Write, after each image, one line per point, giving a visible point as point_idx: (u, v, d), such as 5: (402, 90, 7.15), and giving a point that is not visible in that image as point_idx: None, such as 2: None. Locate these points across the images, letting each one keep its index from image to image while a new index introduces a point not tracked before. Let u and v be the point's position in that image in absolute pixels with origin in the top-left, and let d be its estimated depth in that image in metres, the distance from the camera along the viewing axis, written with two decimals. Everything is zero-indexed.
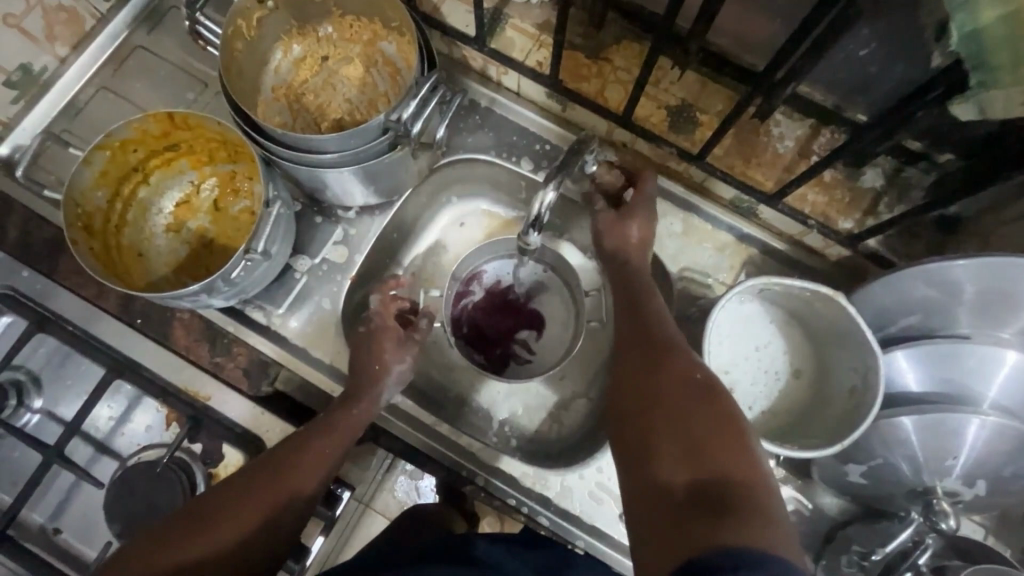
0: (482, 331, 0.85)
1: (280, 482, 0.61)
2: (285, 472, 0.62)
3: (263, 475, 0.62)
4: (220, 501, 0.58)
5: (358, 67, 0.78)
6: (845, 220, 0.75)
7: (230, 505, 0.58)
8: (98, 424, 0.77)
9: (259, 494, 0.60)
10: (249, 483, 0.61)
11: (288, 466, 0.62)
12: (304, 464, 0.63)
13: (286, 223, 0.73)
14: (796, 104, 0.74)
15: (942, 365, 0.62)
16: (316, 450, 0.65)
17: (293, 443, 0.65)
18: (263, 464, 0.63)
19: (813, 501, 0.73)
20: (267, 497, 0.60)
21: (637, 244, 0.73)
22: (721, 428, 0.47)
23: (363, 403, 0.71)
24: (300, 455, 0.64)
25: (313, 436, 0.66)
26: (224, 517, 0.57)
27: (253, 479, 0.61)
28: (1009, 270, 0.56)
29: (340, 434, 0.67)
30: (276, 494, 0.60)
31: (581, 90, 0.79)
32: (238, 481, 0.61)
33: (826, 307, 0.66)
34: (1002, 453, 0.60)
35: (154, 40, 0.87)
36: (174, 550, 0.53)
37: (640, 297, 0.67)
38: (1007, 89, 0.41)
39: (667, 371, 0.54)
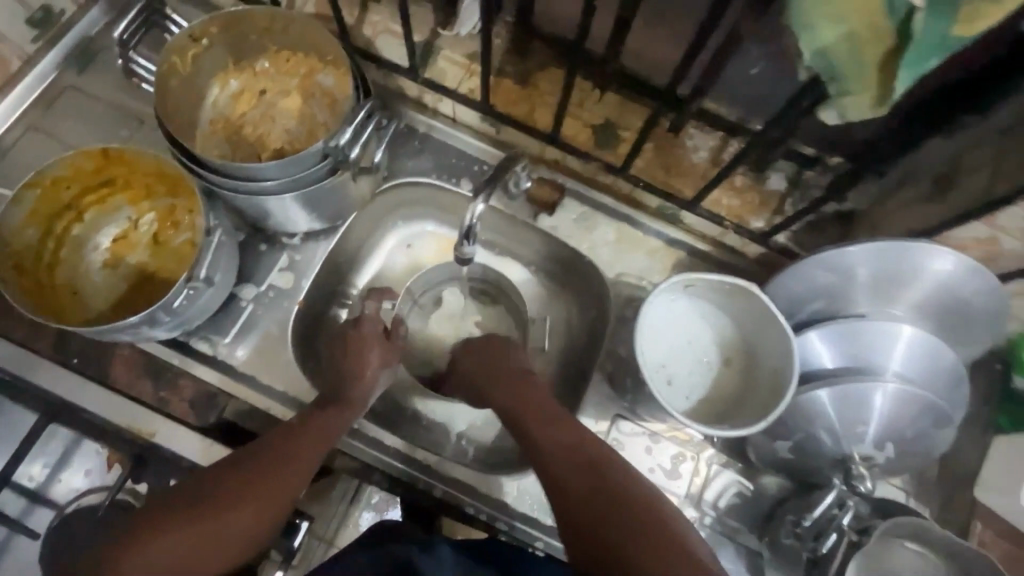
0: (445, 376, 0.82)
1: (262, 486, 0.62)
2: (266, 481, 0.62)
3: (244, 483, 0.61)
4: (198, 509, 0.58)
5: (296, 98, 0.81)
6: (757, 220, 0.82)
7: (208, 518, 0.58)
8: (32, 472, 0.74)
9: (239, 507, 0.60)
10: (230, 491, 0.60)
11: (267, 474, 0.63)
12: (286, 475, 0.64)
13: (229, 250, 0.73)
14: (705, 118, 0.82)
15: (848, 341, 0.69)
16: (303, 461, 0.65)
17: (279, 449, 0.65)
18: (240, 472, 0.62)
19: (754, 481, 0.79)
20: (250, 510, 0.60)
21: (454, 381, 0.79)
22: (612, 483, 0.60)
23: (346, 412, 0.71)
24: (279, 464, 0.64)
25: (293, 442, 0.66)
26: (200, 526, 0.57)
27: (235, 486, 0.61)
28: (890, 251, 0.66)
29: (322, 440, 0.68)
30: (258, 508, 0.61)
31: (512, 113, 0.84)
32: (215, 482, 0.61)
33: (745, 297, 0.73)
34: (904, 417, 0.67)
35: (86, 80, 0.87)
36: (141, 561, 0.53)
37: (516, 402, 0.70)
38: (858, 95, 0.48)
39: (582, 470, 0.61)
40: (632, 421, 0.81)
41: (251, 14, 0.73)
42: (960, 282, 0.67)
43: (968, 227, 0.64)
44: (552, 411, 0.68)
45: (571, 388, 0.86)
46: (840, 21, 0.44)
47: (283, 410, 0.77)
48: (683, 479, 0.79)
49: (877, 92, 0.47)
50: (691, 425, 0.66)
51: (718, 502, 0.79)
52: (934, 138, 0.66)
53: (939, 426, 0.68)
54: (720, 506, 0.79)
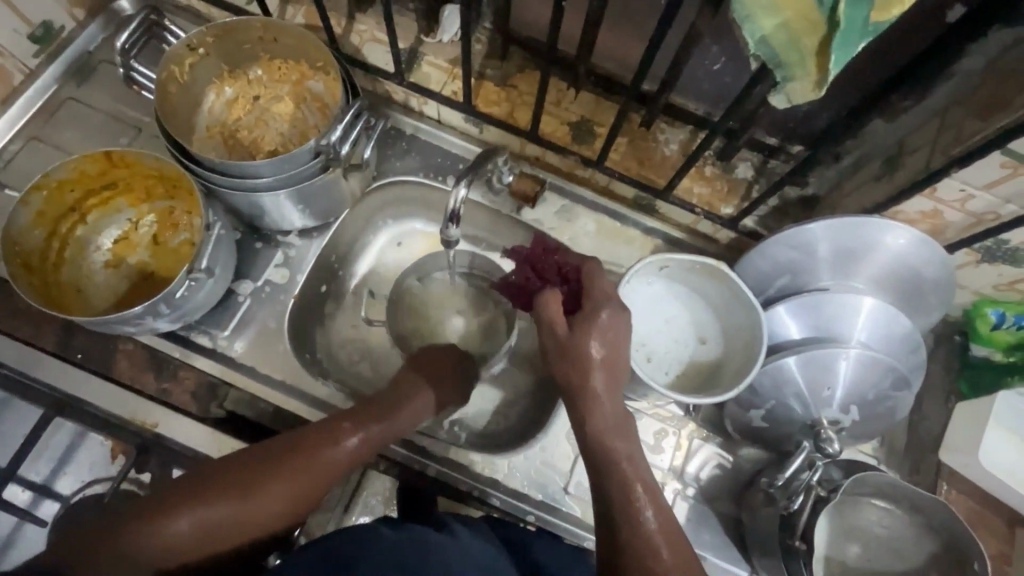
0: (551, 316, 0.65)
1: (276, 480, 0.62)
2: (298, 477, 0.63)
3: (279, 472, 0.63)
4: (232, 487, 0.61)
5: (288, 104, 0.85)
6: (727, 206, 0.87)
7: (239, 499, 0.60)
8: (38, 466, 0.77)
9: (269, 495, 0.61)
10: (264, 478, 0.62)
11: (301, 471, 0.64)
12: (318, 479, 0.64)
13: (228, 246, 0.77)
14: (674, 113, 0.87)
15: (812, 313, 0.74)
16: (319, 461, 0.65)
17: (317, 452, 0.65)
18: (277, 461, 0.63)
19: (733, 454, 0.83)
20: (277, 502, 0.62)
21: (567, 343, 0.63)
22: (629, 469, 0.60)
23: (390, 422, 0.71)
24: (314, 465, 0.64)
25: (333, 447, 0.66)
26: (231, 505, 0.60)
27: (267, 475, 0.62)
28: (848, 227, 0.71)
29: (359, 450, 0.68)
30: (287, 503, 0.62)
31: (493, 113, 0.89)
32: (227, 467, 0.62)
33: (716, 276, 0.78)
34: (866, 381, 0.72)
35: (85, 92, 0.91)
36: (172, 526, 0.57)
37: (606, 404, 0.62)
38: (801, 80, 0.53)
39: (628, 486, 0.59)
40: None
41: (244, 25, 0.78)
42: (911, 254, 0.73)
43: (913, 200, 0.69)
44: (623, 416, 0.63)
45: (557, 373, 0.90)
46: (775, 13, 0.49)
47: (281, 398, 0.81)
48: (666, 453, 0.83)
49: (817, 77, 0.52)
50: (669, 394, 0.71)
51: (700, 473, 0.83)
52: (879, 121, 0.72)
53: (899, 388, 0.73)
54: (702, 477, 0.83)
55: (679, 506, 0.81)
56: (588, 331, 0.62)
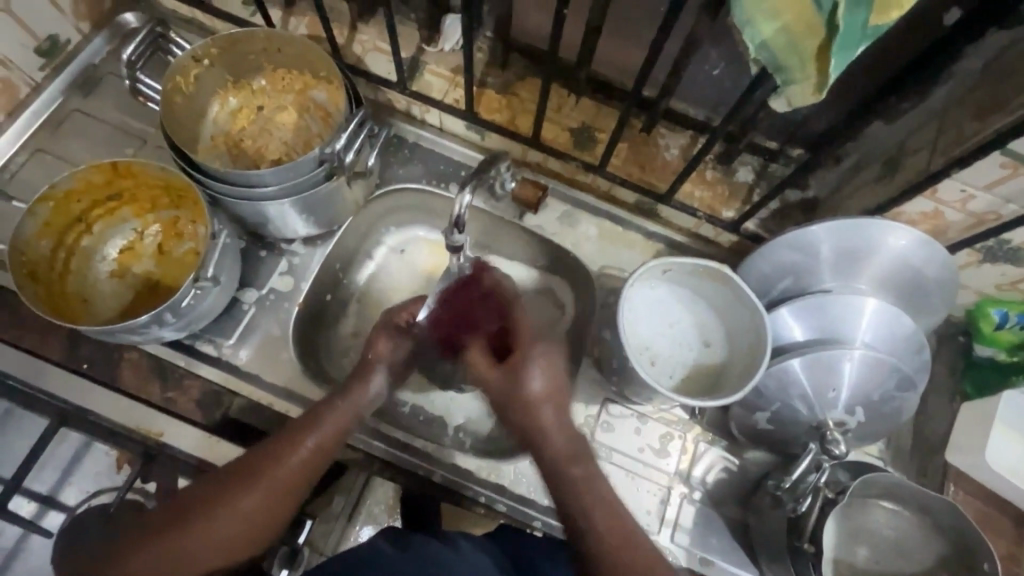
0: (479, 359, 0.74)
1: (256, 484, 0.62)
2: (261, 491, 0.61)
3: (236, 492, 0.61)
4: (188, 515, 0.60)
5: (292, 113, 0.86)
6: (728, 210, 0.87)
7: (221, 510, 0.60)
8: (43, 477, 0.77)
9: (229, 517, 0.60)
10: (220, 502, 0.60)
11: (259, 485, 0.62)
12: (278, 489, 0.62)
13: (233, 254, 0.78)
14: (674, 118, 0.88)
15: (815, 314, 0.74)
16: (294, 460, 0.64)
17: (272, 464, 0.63)
18: (233, 482, 0.62)
19: (740, 457, 0.83)
20: (239, 521, 0.60)
21: (512, 394, 0.68)
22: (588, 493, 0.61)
23: (339, 416, 0.68)
24: (270, 478, 0.62)
25: (287, 457, 0.64)
26: (207, 530, 0.59)
27: (226, 496, 0.61)
28: (849, 229, 0.72)
29: (317, 452, 0.66)
30: (250, 520, 0.61)
31: (495, 120, 0.90)
32: (212, 481, 0.62)
33: (718, 278, 0.78)
34: (870, 381, 0.72)
35: (91, 104, 0.92)
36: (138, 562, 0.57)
37: (551, 429, 0.66)
38: (801, 83, 0.54)
39: (578, 495, 0.61)
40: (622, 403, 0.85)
41: (248, 36, 0.79)
42: (913, 255, 0.73)
43: (914, 201, 0.70)
44: (570, 440, 0.65)
45: None
46: (773, 18, 0.50)
47: (286, 405, 0.81)
48: (672, 456, 0.83)
49: (817, 80, 0.52)
50: (675, 397, 0.71)
51: (706, 477, 0.83)
52: (878, 123, 0.73)
53: (904, 389, 0.73)
54: (709, 481, 0.82)
55: (686, 510, 0.81)
56: (530, 366, 0.68)
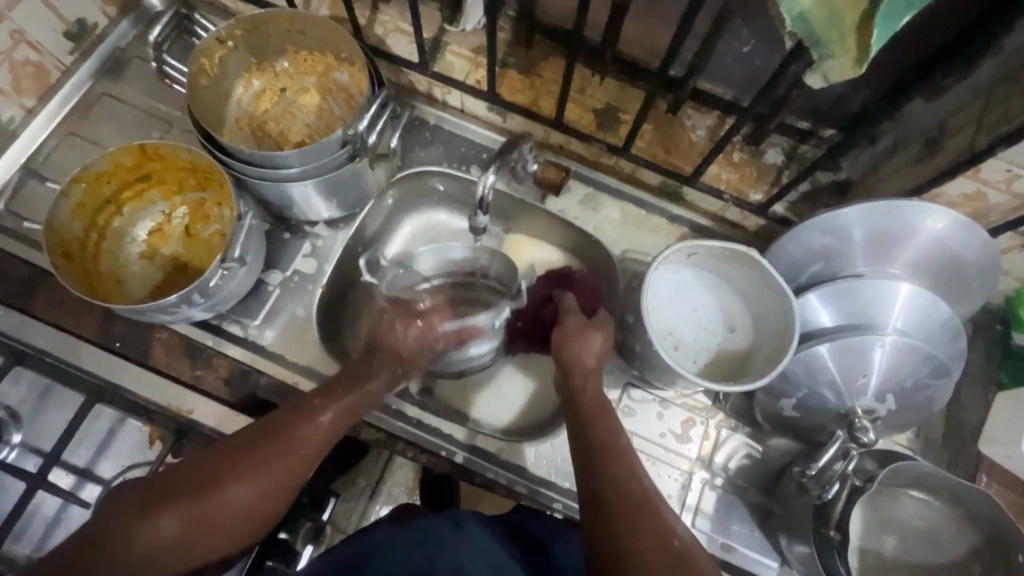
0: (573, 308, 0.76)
1: (279, 450, 0.62)
2: (286, 458, 0.62)
3: (261, 463, 0.60)
4: (192, 490, 0.57)
5: (314, 95, 0.86)
6: (756, 192, 0.85)
7: (242, 475, 0.59)
8: (79, 451, 0.79)
9: (244, 493, 0.59)
10: (247, 467, 0.60)
11: (285, 455, 0.62)
12: (290, 468, 0.62)
13: (258, 236, 0.78)
14: (701, 98, 0.86)
15: (845, 299, 0.72)
16: (312, 426, 0.64)
17: (283, 443, 0.62)
18: (251, 454, 0.61)
19: (763, 444, 0.82)
20: (250, 497, 0.59)
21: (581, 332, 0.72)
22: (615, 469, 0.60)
23: (345, 397, 0.68)
24: (294, 448, 0.63)
25: (294, 433, 0.63)
26: (227, 498, 0.58)
27: (235, 473, 0.59)
28: (886, 211, 0.69)
29: (327, 430, 0.65)
30: (259, 498, 0.60)
31: (517, 101, 0.89)
32: (225, 450, 0.61)
33: (744, 261, 0.76)
34: (904, 367, 0.70)
35: (119, 88, 0.93)
36: (148, 537, 0.54)
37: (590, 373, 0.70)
38: (840, 57, 0.51)
39: (612, 474, 0.60)
40: (643, 388, 0.84)
41: (272, 17, 0.79)
42: (952, 237, 0.70)
43: (955, 181, 0.67)
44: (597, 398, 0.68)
45: None
46: None
47: (310, 384, 0.82)
48: (693, 442, 0.82)
49: (858, 53, 0.50)
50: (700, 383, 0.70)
51: (728, 464, 0.82)
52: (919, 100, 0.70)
53: (939, 376, 0.71)
54: (731, 468, 0.81)
55: (708, 495, 0.80)
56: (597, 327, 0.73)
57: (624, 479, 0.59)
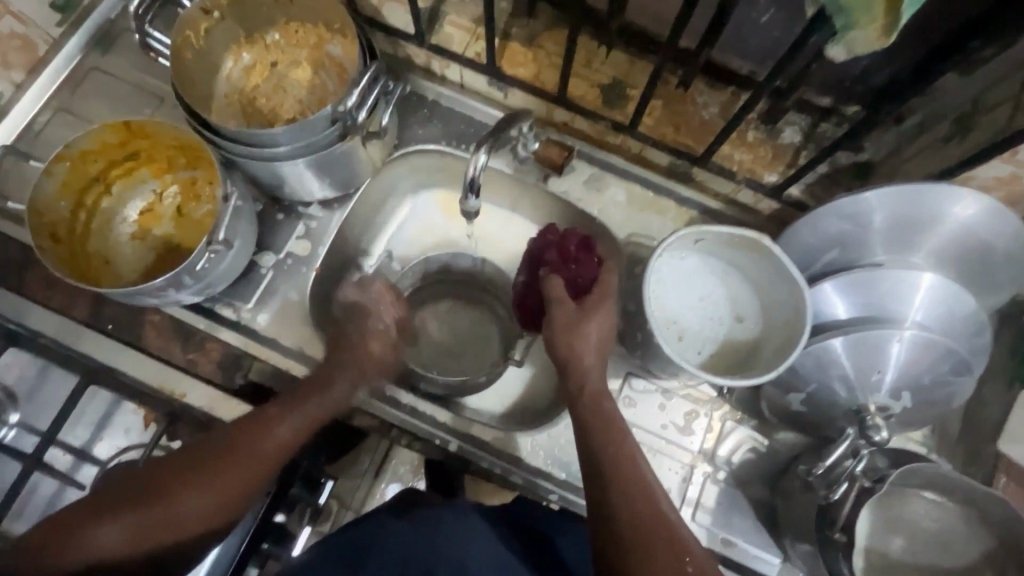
0: (561, 295, 0.70)
1: (237, 457, 0.62)
2: (242, 465, 0.62)
3: (216, 470, 0.60)
4: (147, 496, 0.58)
5: (307, 69, 0.82)
6: (771, 173, 0.80)
7: (199, 481, 0.60)
8: (76, 431, 0.79)
9: (197, 499, 0.59)
10: (203, 474, 0.60)
11: (241, 463, 0.62)
12: (250, 479, 0.62)
13: (247, 217, 0.76)
14: (714, 72, 0.81)
15: (861, 290, 0.68)
16: (273, 434, 0.64)
17: (245, 455, 0.62)
18: (209, 460, 0.61)
19: (770, 438, 0.79)
20: (202, 506, 0.59)
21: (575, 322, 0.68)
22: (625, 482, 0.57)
23: (309, 409, 0.68)
24: (254, 454, 0.63)
25: (256, 440, 0.63)
26: (181, 503, 0.59)
27: (195, 482, 0.60)
28: (911, 196, 0.65)
29: (286, 438, 0.65)
30: (212, 507, 0.60)
31: (519, 75, 0.84)
32: (187, 455, 0.62)
33: (754, 248, 0.72)
34: (923, 363, 0.66)
35: (109, 61, 0.90)
36: (93, 546, 0.55)
37: (592, 365, 0.66)
38: (865, 28, 0.47)
39: (620, 488, 0.56)
40: (645, 378, 0.81)
41: None
42: (981, 224, 0.66)
43: (988, 164, 0.62)
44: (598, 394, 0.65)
45: None
46: None
47: (303, 369, 0.81)
48: (697, 434, 0.80)
49: (885, 22, 0.45)
50: (704, 376, 0.66)
51: (732, 457, 0.79)
52: (953, 75, 0.64)
53: (960, 373, 0.67)
54: (734, 461, 0.79)
55: (709, 489, 0.78)
56: (589, 317, 0.68)
57: (633, 497, 0.56)
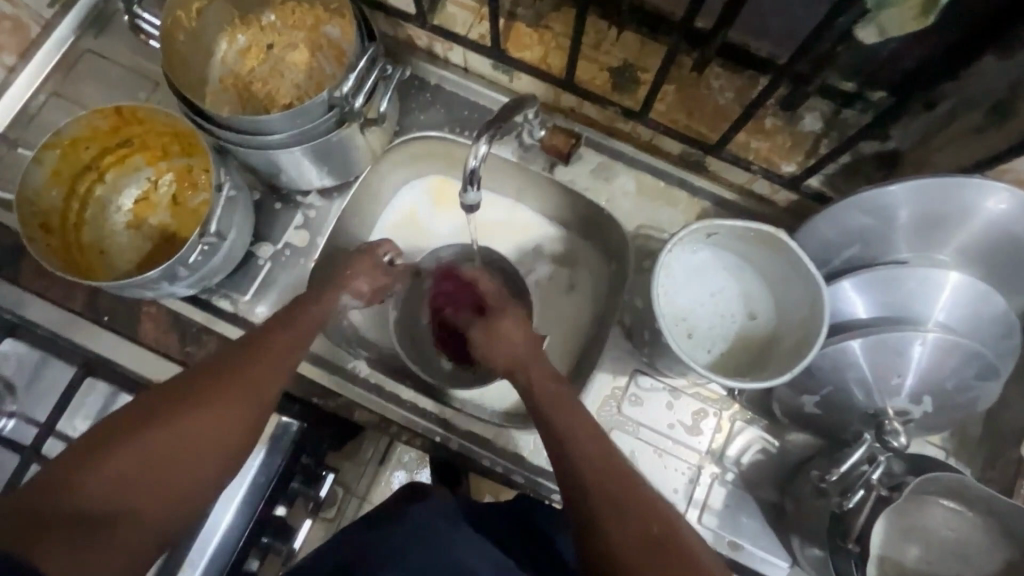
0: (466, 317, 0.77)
1: (240, 380, 0.58)
2: (246, 386, 0.58)
3: (221, 392, 0.56)
4: (152, 420, 0.52)
5: (304, 52, 0.79)
6: (788, 163, 0.76)
7: (203, 403, 0.55)
8: (75, 424, 0.74)
9: (206, 418, 0.54)
10: (206, 396, 0.55)
11: (244, 385, 0.58)
12: (249, 398, 0.58)
13: (242, 208, 0.74)
14: (731, 55, 0.76)
15: (883, 288, 0.64)
16: (272, 359, 0.61)
17: (240, 380, 0.58)
18: (209, 385, 0.57)
19: (781, 438, 0.77)
20: (212, 427, 0.54)
21: (488, 340, 0.70)
22: (601, 460, 0.54)
23: (292, 335, 0.65)
24: (255, 376, 0.59)
25: (254, 363, 0.60)
26: (192, 422, 0.53)
27: (192, 409, 0.54)
28: (939, 189, 0.61)
29: (285, 361, 0.63)
30: (224, 428, 0.55)
31: (524, 58, 0.80)
32: (181, 382, 0.56)
33: (769, 243, 0.68)
34: (947, 367, 0.63)
35: (103, 44, 0.88)
36: (97, 478, 0.48)
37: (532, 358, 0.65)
38: (902, 8, 0.50)
39: (593, 467, 0.53)
40: (652, 376, 0.79)
41: None
42: (1014, 220, 0.61)
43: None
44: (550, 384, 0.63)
45: (587, 346, 0.83)
46: None
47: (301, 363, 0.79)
48: (705, 434, 0.77)
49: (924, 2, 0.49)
50: (714, 378, 0.63)
51: (741, 458, 0.77)
52: (990, 58, 0.60)
53: (985, 378, 0.63)
54: (743, 463, 0.76)
55: (717, 491, 0.76)
56: (499, 315, 0.72)
57: (608, 479, 0.52)
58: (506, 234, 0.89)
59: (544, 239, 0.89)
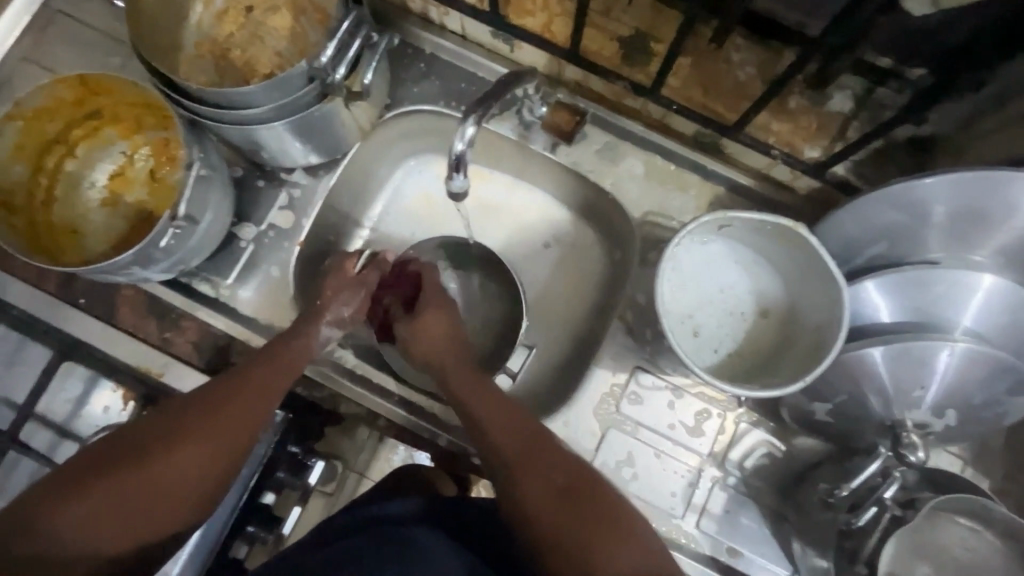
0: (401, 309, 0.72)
1: (217, 419, 0.56)
2: (227, 426, 0.56)
3: (197, 431, 0.55)
4: (122, 462, 0.51)
5: (286, 15, 0.72)
6: (812, 147, 0.70)
7: (176, 447, 0.53)
8: (55, 406, 0.72)
9: (181, 461, 0.53)
10: (183, 438, 0.54)
11: (224, 426, 0.56)
12: (230, 435, 0.56)
13: (217, 188, 0.69)
14: (755, 25, 0.69)
15: (911, 291, 0.58)
16: (254, 396, 0.58)
17: (211, 422, 0.55)
18: (185, 425, 0.55)
19: (788, 442, 0.73)
20: (189, 470, 0.53)
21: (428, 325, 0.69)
22: (536, 450, 0.56)
23: (277, 366, 0.61)
24: (238, 413, 0.57)
25: (236, 401, 0.57)
26: (163, 464, 0.52)
27: (159, 450, 0.53)
28: (981, 184, 0.54)
29: (268, 394, 0.60)
30: (200, 471, 0.54)
31: (526, 25, 0.73)
32: (154, 421, 0.55)
33: (785, 238, 0.63)
34: (975, 379, 0.58)
35: (74, 4, 0.82)
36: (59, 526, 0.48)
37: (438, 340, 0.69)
38: None
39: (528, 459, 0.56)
40: (654, 374, 0.74)
41: None
42: None
43: None
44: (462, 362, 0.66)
45: (586, 339, 0.79)
46: None
47: None
48: (706, 436, 0.73)
49: None
50: (720, 385, 0.59)
51: (744, 462, 0.73)
52: None
53: (1017, 393, 0.58)
54: (746, 466, 0.73)
55: (717, 495, 0.72)
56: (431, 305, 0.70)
57: (553, 473, 0.54)
58: (504, 217, 0.84)
59: (544, 225, 0.83)
